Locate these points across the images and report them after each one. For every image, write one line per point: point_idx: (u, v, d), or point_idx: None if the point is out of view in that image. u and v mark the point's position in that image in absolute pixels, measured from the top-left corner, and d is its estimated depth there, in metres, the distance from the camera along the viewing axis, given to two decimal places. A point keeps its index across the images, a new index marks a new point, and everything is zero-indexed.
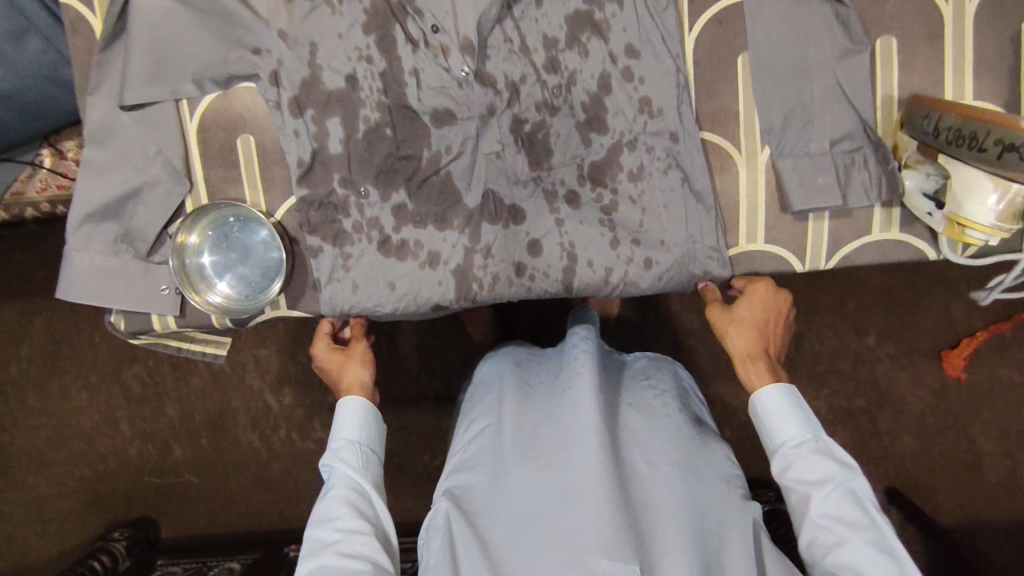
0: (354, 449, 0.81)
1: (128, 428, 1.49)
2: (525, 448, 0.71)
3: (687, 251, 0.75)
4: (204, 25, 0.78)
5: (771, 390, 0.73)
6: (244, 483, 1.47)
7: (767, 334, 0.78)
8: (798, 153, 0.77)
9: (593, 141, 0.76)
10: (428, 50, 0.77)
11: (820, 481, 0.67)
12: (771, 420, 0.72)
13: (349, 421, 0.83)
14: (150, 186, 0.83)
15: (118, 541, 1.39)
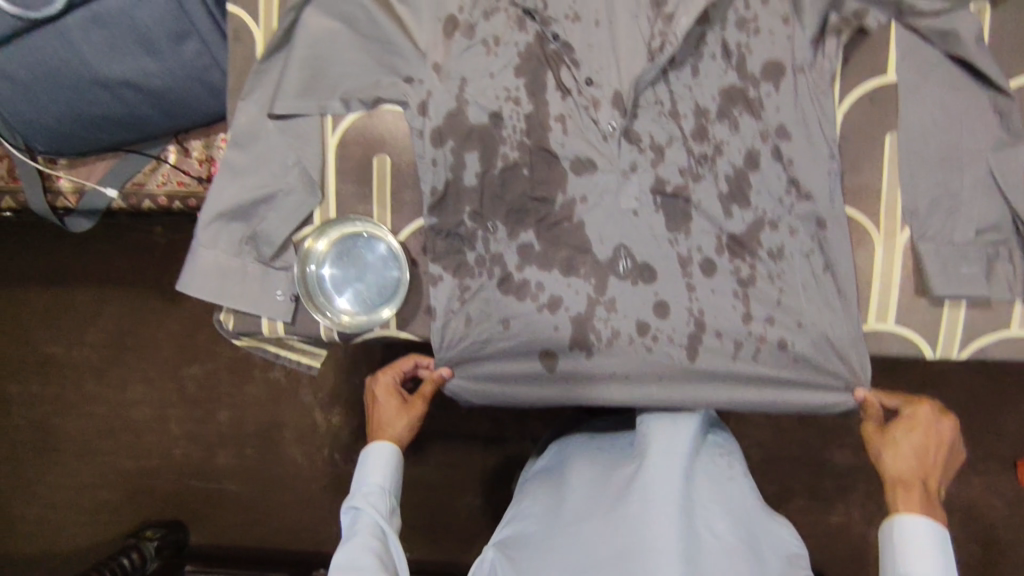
0: (379, 497, 0.83)
1: (176, 427, 1.48)
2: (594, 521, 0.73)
3: (824, 337, 0.76)
4: (365, 49, 0.82)
5: (917, 519, 0.72)
6: (283, 498, 1.45)
7: (929, 463, 0.77)
8: (941, 239, 0.76)
9: (735, 214, 0.78)
10: (580, 99, 0.80)
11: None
12: (907, 547, 0.71)
13: (377, 465, 0.86)
14: (283, 194, 0.85)
15: (150, 541, 1.36)
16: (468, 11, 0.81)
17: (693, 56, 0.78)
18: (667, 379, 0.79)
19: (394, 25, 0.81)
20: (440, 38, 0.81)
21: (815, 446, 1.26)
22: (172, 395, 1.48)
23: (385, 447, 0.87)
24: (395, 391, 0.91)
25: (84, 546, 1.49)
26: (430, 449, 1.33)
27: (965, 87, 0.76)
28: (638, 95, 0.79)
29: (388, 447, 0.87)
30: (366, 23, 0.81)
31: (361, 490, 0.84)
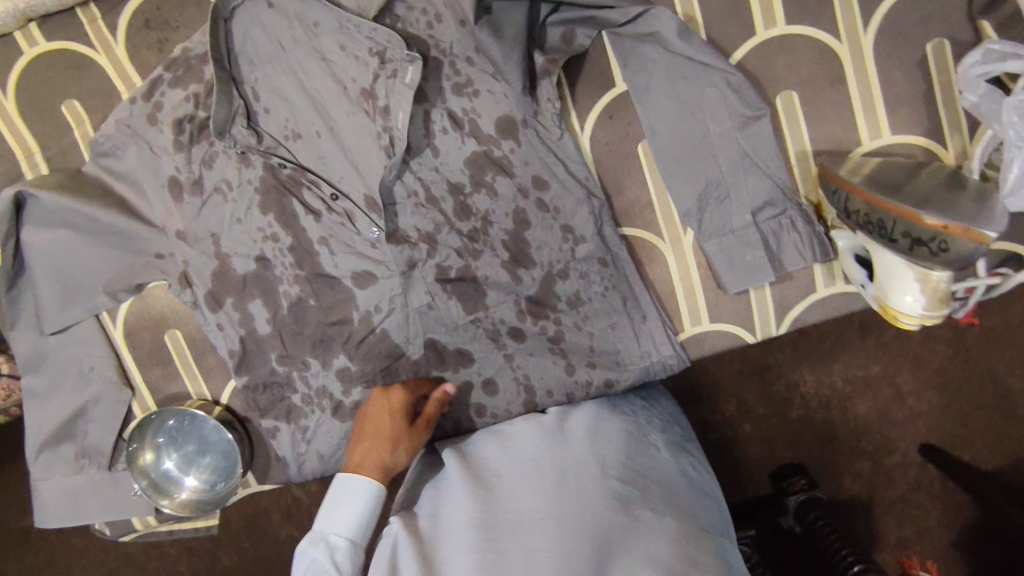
0: (347, 526, 0.68)
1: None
2: (486, 495, 0.61)
3: (643, 369, 0.76)
4: (103, 242, 0.77)
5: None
6: None
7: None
8: (722, 232, 0.73)
9: (523, 277, 0.77)
10: (333, 216, 0.77)
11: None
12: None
13: (342, 511, 0.69)
14: (94, 402, 0.83)
15: None
16: (186, 169, 0.76)
17: (424, 137, 0.75)
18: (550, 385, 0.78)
19: (119, 214, 0.76)
20: (172, 206, 0.77)
21: None
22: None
23: (363, 485, 0.69)
24: (401, 410, 0.74)
25: None
26: None
27: (699, 71, 0.70)
28: (390, 194, 0.76)
29: (344, 531, 0.68)
30: (89, 222, 0.76)
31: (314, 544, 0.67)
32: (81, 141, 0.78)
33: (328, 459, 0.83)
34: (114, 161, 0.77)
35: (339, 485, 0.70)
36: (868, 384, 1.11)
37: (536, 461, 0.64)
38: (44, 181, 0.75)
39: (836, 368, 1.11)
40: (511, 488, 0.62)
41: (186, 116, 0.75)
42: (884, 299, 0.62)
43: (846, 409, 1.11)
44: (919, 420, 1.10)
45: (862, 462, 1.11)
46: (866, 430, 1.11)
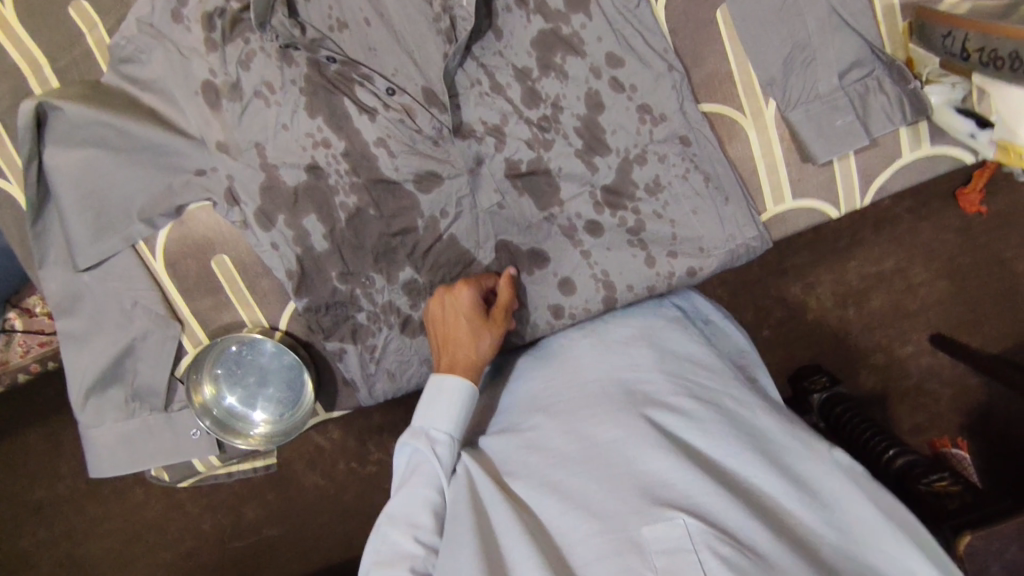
0: (448, 418, 0.63)
1: (156, 533, 1.08)
2: (556, 429, 0.59)
3: (729, 253, 0.73)
4: (136, 161, 0.70)
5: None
6: (329, 519, 1.08)
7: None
8: (807, 98, 0.70)
9: (599, 166, 0.73)
10: (390, 113, 0.71)
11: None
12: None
13: (444, 405, 0.63)
14: (141, 340, 0.77)
15: None
16: (222, 71, 0.69)
17: (488, 17, 0.69)
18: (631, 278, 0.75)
19: (153, 127, 0.69)
20: (209, 115, 0.70)
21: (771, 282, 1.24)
22: (105, 547, 1.08)
23: (459, 385, 0.64)
24: (475, 304, 0.69)
25: None
26: None
27: None
28: (453, 84, 0.71)
29: (446, 420, 0.63)
30: (118, 138, 0.69)
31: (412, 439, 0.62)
32: (95, 48, 0.69)
33: (401, 378, 0.80)
34: (137, 68, 0.69)
35: (437, 384, 0.64)
36: (883, 277, 1.10)
37: (600, 378, 0.62)
38: (63, 93, 0.67)
39: (847, 275, 1.10)
40: (579, 405, 0.60)
41: (217, 9, 0.67)
42: (1011, 140, 0.63)
43: (872, 300, 1.11)
44: (933, 307, 1.11)
45: (897, 351, 1.11)
46: (893, 317, 1.11)
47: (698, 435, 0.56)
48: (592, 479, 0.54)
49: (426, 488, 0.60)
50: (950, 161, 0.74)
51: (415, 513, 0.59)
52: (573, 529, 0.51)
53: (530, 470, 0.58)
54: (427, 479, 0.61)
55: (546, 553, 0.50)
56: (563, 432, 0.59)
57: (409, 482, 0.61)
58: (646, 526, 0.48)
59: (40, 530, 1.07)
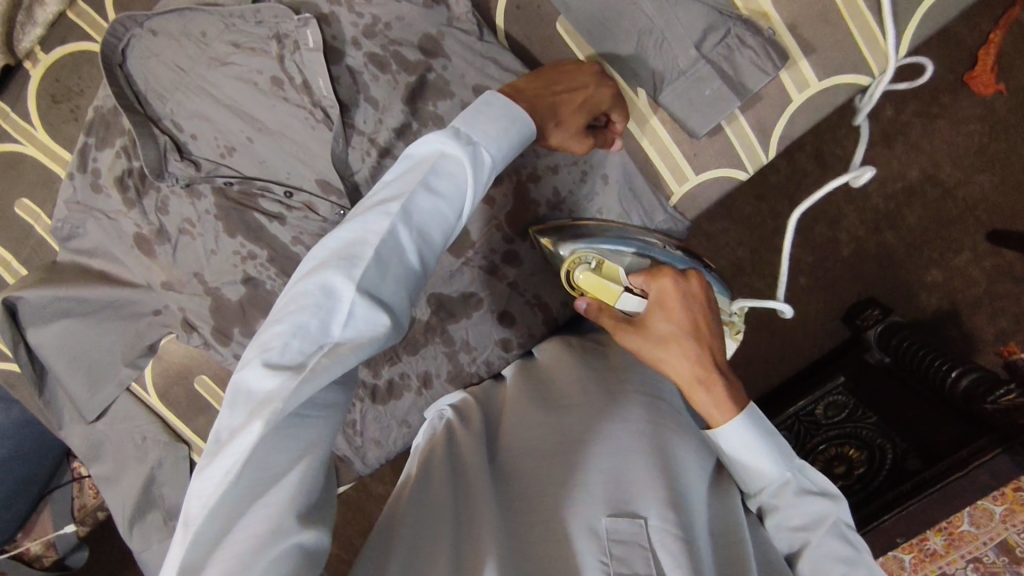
0: (397, 241, 0.45)
1: None
2: (543, 421, 0.60)
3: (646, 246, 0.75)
4: (103, 318, 0.79)
5: (735, 424, 0.55)
6: None
7: (706, 341, 0.59)
8: (671, 78, 0.69)
9: (496, 193, 0.75)
10: (296, 213, 0.73)
11: (808, 529, 0.54)
12: (738, 458, 0.56)
13: (496, 121, 0.55)
14: (159, 466, 0.86)
15: None
16: (145, 222, 0.75)
17: (355, 90, 0.71)
18: (560, 287, 0.78)
19: (106, 286, 0.77)
20: (147, 262, 0.76)
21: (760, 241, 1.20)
22: None
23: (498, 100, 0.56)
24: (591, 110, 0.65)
25: None
26: None
27: None
28: (347, 166, 0.72)
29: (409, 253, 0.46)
30: (82, 304, 0.77)
31: (360, 266, 0.43)
32: (44, 234, 0.79)
33: (386, 443, 0.84)
34: (81, 240, 0.78)
35: (492, 101, 0.56)
36: (912, 191, 1.01)
37: (591, 376, 0.64)
38: (25, 283, 0.76)
39: (841, 218, 1.03)
40: (565, 404, 0.61)
41: (124, 171, 0.74)
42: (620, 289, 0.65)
43: (888, 231, 1.03)
44: (978, 206, 1.00)
45: (929, 274, 1.02)
46: (923, 239, 1.02)
47: (677, 457, 0.56)
48: (563, 463, 0.54)
49: (314, 300, 0.41)
50: (848, 88, 0.69)
51: (319, 329, 0.40)
52: (527, 513, 0.52)
53: (501, 459, 0.59)
54: (347, 361, 0.41)
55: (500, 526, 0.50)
56: (546, 425, 0.59)
57: (325, 318, 0.41)
58: (606, 519, 0.49)
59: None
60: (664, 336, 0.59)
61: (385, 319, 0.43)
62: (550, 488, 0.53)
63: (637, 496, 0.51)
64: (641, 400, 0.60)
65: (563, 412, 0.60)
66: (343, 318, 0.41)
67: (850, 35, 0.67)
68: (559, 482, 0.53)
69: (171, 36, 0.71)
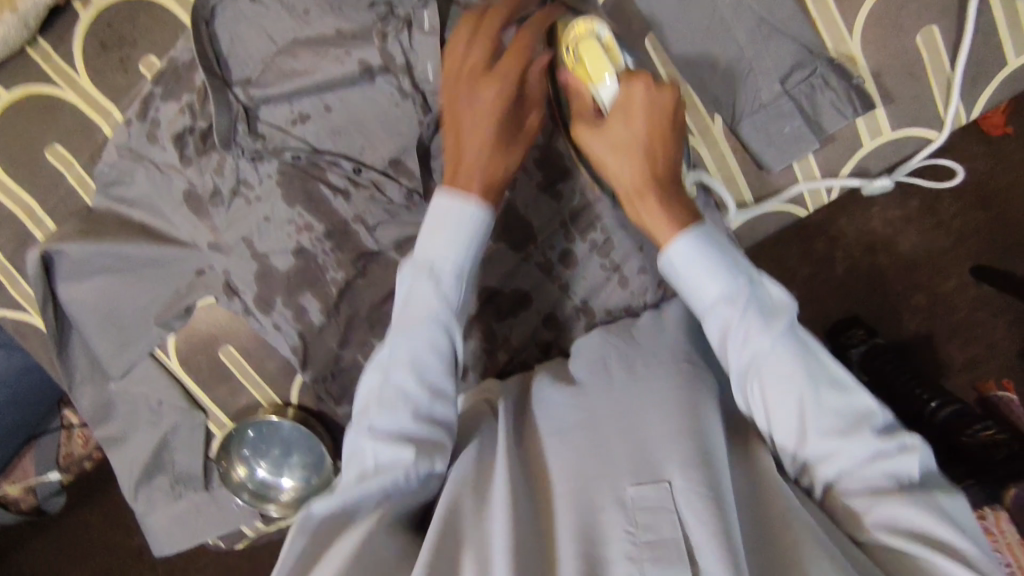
0: (395, 387, 0.57)
1: None
2: (562, 404, 0.61)
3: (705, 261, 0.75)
4: (139, 277, 0.77)
5: (680, 243, 0.57)
6: None
7: (658, 152, 0.59)
8: (752, 110, 0.69)
9: (563, 190, 0.76)
10: (362, 191, 0.74)
11: (771, 350, 0.53)
12: (687, 271, 0.57)
13: (445, 236, 0.59)
14: (173, 431, 0.85)
15: None
16: (200, 180, 0.74)
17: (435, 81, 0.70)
18: (603, 293, 0.77)
19: (149, 242, 0.75)
20: (196, 221, 0.75)
21: None
22: None
23: (455, 207, 0.59)
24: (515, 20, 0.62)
25: None
26: None
27: None
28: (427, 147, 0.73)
29: (412, 390, 0.57)
30: (123, 262, 0.76)
31: (358, 431, 0.56)
32: (76, 185, 0.76)
33: None
34: (125, 188, 0.75)
35: (438, 203, 0.59)
36: (911, 218, 1.04)
37: (615, 361, 0.64)
38: (64, 234, 0.74)
39: (845, 239, 1.06)
40: (584, 387, 0.62)
41: (185, 128, 0.72)
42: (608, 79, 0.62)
43: (881, 254, 1.05)
44: (970, 239, 1.03)
45: (914, 298, 1.05)
46: (914, 265, 1.05)
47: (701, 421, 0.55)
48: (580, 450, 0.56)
49: (353, 446, 0.56)
50: (916, 141, 0.71)
51: (349, 506, 0.51)
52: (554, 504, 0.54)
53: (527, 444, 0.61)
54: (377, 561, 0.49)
55: (524, 517, 0.53)
56: (565, 406, 0.61)
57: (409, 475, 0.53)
58: (632, 489, 0.51)
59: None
60: (613, 140, 0.59)
61: (404, 452, 0.53)
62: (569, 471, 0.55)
63: (663, 460, 0.52)
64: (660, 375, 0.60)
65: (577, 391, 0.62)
66: (350, 533, 0.50)
67: (928, 90, 0.69)
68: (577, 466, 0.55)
69: (265, 2, 0.70)
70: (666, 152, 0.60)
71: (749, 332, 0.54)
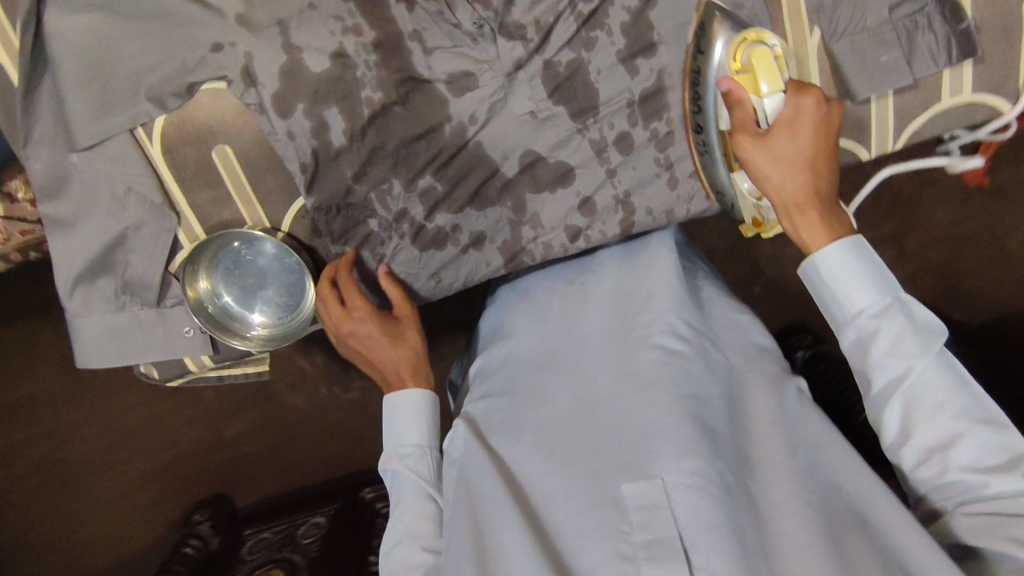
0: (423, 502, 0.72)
1: (173, 420, 1.43)
2: (551, 396, 0.71)
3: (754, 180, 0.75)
4: (145, 32, 0.67)
5: (836, 248, 0.60)
6: (307, 442, 1.45)
7: (824, 163, 0.61)
8: (855, 30, 0.66)
9: (641, 68, 0.69)
10: (431, 6, 0.67)
11: (916, 356, 0.57)
12: (838, 278, 0.60)
13: (409, 420, 0.75)
14: (134, 229, 0.74)
15: (201, 524, 1.37)
16: None
17: None
18: (647, 189, 0.75)
19: None
20: None
21: None
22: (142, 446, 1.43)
23: (415, 397, 0.75)
24: None
25: (145, 551, 1.45)
26: None
27: None
28: None
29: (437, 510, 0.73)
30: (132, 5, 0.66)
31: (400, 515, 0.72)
32: None
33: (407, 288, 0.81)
34: None
35: (394, 401, 0.75)
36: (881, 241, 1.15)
37: (595, 341, 0.73)
38: None
39: None
40: (566, 378, 0.72)
41: None
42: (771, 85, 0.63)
43: None
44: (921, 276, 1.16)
45: None
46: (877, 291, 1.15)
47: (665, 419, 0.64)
48: (570, 446, 0.67)
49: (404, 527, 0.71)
50: (988, 110, 0.72)
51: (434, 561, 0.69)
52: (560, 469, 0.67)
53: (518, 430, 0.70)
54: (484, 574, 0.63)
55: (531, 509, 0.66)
56: (551, 398, 0.71)
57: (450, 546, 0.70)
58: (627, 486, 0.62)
59: (79, 410, 1.40)
60: (780, 152, 0.61)
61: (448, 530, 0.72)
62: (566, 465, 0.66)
63: (661, 456, 0.62)
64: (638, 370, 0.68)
65: (561, 381, 0.72)
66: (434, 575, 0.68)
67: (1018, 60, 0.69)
68: (572, 463, 0.66)
69: None
70: (828, 166, 0.62)
71: (899, 356, 0.58)
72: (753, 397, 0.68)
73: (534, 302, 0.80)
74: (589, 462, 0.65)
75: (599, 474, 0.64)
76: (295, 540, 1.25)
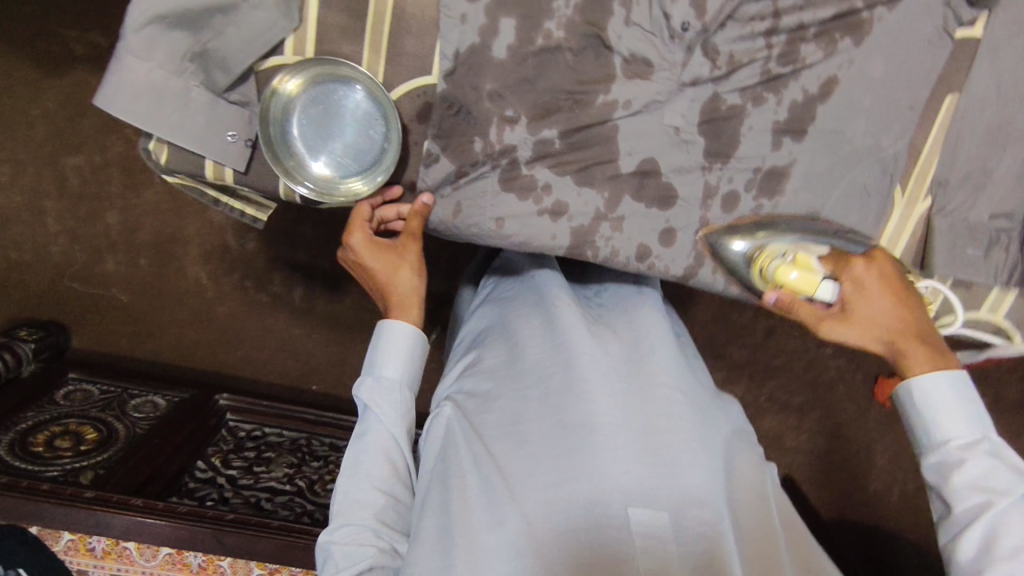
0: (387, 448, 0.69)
1: (54, 222, 1.25)
2: (542, 400, 0.64)
3: None
4: None
5: (942, 379, 0.63)
6: (180, 316, 1.32)
7: (909, 306, 0.68)
8: (959, 215, 0.77)
9: (784, 147, 0.73)
10: None
11: (999, 494, 0.58)
12: (934, 409, 0.63)
13: (391, 355, 0.73)
14: (249, 6, 0.66)
15: (26, 341, 1.19)
16: None
17: None
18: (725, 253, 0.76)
19: None
20: None
21: (717, 342, 1.33)
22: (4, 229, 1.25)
23: (401, 335, 0.73)
24: None
25: None
26: (349, 290, 1.31)
27: None
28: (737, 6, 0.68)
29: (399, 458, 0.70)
30: None
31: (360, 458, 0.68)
32: None
33: (462, 223, 0.75)
34: None
35: (381, 332, 0.73)
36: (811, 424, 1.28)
37: (595, 355, 0.66)
38: None
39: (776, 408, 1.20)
40: (559, 387, 0.65)
41: None
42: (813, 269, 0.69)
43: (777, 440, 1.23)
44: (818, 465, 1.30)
45: None
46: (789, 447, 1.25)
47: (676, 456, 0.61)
48: (564, 459, 0.60)
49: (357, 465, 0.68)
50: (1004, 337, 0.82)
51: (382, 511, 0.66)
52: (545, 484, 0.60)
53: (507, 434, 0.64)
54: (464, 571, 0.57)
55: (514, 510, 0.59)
56: (541, 402, 0.64)
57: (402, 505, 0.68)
58: (637, 509, 0.58)
59: None
60: (865, 320, 0.67)
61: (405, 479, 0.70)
62: (558, 477, 0.59)
63: (667, 488, 0.59)
64: (653, 397, 0.64)
65: (558, 387, 0.64)
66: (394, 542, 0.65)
67: None
68: (564, 479, 0.59)
69: None
70: (913, 311, 0.68)
71: (992, 510, 0.57)
72: (735, 475, 0.67)
73: (534, 298, 0.75)
74: (582, 477, 0.59)
75: (598, 492, 0.58)
76: (123, 407, 1.16)
